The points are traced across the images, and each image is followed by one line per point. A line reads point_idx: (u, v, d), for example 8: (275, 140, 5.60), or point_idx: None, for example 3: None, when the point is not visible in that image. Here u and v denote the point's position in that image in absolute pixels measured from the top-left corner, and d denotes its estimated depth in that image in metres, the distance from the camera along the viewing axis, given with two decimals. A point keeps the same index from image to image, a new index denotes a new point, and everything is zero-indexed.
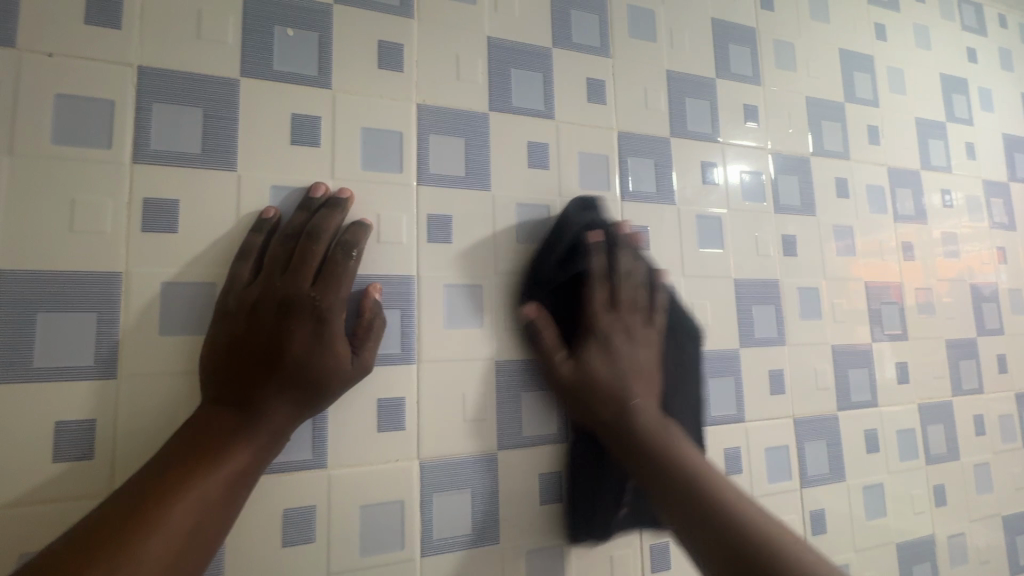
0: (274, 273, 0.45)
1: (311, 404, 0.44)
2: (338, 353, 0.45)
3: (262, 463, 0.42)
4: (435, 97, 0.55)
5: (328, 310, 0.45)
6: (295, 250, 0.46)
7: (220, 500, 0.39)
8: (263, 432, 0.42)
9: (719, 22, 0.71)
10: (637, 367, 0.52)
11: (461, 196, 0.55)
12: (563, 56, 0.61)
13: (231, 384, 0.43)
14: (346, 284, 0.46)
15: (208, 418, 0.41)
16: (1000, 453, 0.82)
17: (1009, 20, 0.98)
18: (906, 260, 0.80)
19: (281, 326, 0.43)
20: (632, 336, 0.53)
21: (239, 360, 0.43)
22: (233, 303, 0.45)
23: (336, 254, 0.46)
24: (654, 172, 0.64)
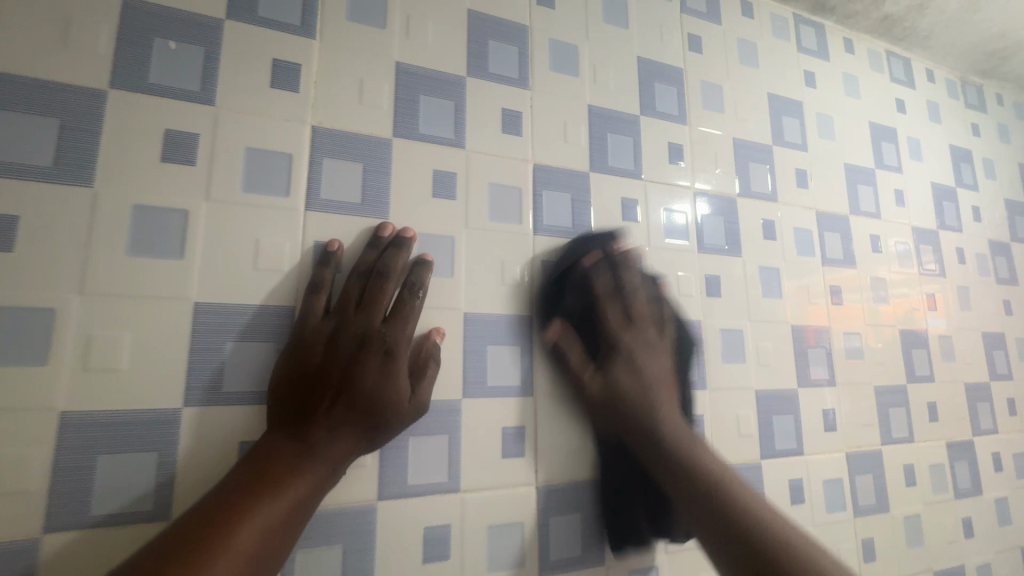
0: (347, 307, 0.47)
1: (370, 437, 0.46)
2: (400, 386, 0.47)
3: (325, 490, 0.43)
4: (332, 119, 0.53)
5: (395, 344, 0.47)
6: (366, 286, 0.48)
7: (280, 528, 0.40)
8: (325, 460, 0.43)
9: (645, 61, 0.71)
10: (660, 378, 0.55)
11: (353, 223, 0.52)
12: (478, 86, 0.60)
13: (294, 413, 0.44)
14: (412, 322, 0.49)
15: (276, 444, 0.43)
16: (931, 505, 0.80)
17: (936, 75, 1.02)
18: (834, 304, 0.79)
19: (351, 358, 0.45)
20: (649, 347, 0.57)
21: (313, 390, 0.45)
22: (307, 333, 0.46)
23: (405, 293, 0.49)
24: (570, 207, 0.63)
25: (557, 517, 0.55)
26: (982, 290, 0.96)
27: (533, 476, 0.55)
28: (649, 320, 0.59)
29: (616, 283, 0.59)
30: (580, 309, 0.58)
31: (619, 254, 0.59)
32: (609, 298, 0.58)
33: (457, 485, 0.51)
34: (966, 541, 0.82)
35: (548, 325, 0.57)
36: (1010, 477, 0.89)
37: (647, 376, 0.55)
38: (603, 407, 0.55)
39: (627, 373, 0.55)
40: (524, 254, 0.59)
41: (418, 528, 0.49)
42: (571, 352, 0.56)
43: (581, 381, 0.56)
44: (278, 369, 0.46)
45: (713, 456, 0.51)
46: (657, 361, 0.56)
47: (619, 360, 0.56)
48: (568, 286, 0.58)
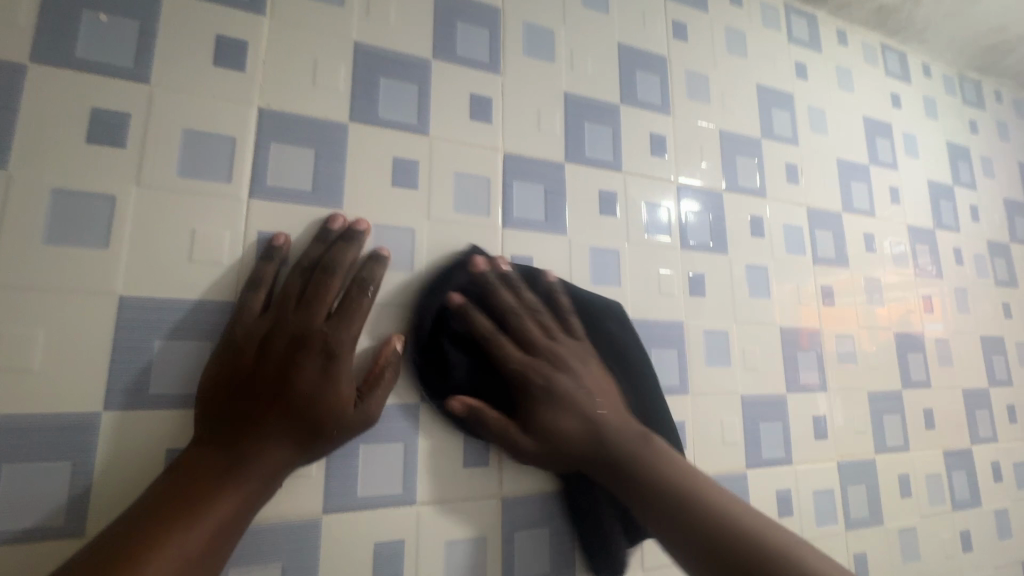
0: (287, 305, 0.43)
1: (309, 447, 0.42)
2: (343, 394, 0.42)
3: (253, 507, 0.39)
4: (282, 101, 0.49)
5: (338, 348, 0.43)
6: (310, 282, 0.44)
7: (204, 551, 0.36)
8: (255, 475, 0.39)
9: (626, 48, 0.68)
10: (592, 401, 0.50)
11: (302, 213, 0.48)
12: (444, 70, 0.56)
13: (224, 421, 0.40)
14: (360, 322, 0.44)
15: (202, 455, 0.39)
16: (927, 517, 0.76)
17: (932, 70, 0.99)
18: (825, 305, 0.76)
19: (287, 362, 0.41)
20: (580, 371, 0.50)
21: (243, 397, 0.40)
22: (242, 334, 0.42)
23: (352, 290, 0.45)
24: (543, 199, 0.59)
25: (523, 532, 0.51)
26: (981, 293, 0.92)
27: (498, 487, 0.51)
28: (539, 322, 0.51)
29: (513, 292, 0.51)
30: (483, 361, 0.50)
31: (489, 275, 0.51)
32: (507, 306, 0.50)
33: (413, 497, 0.47)
34: (964, 555, 0.78)
35: (453, 395, 0.49)
36: (1010, 488, 0.85)
37: (584, 401, 0.49)
38: (545, 460, 0.49)
39: (561, 389, 0.49)
40: (492, 249, 0.55)
41: (368, 544, 0.45)
42: (491, 412, 0.48)
43: (514, 444, 0.49)
44: (209, 373, 0.41)
45: (675, 459, 0.48)
46: (585, 371, 0.51)
47: (543, 396, 0.49)
48: (450, 356, 0.49)
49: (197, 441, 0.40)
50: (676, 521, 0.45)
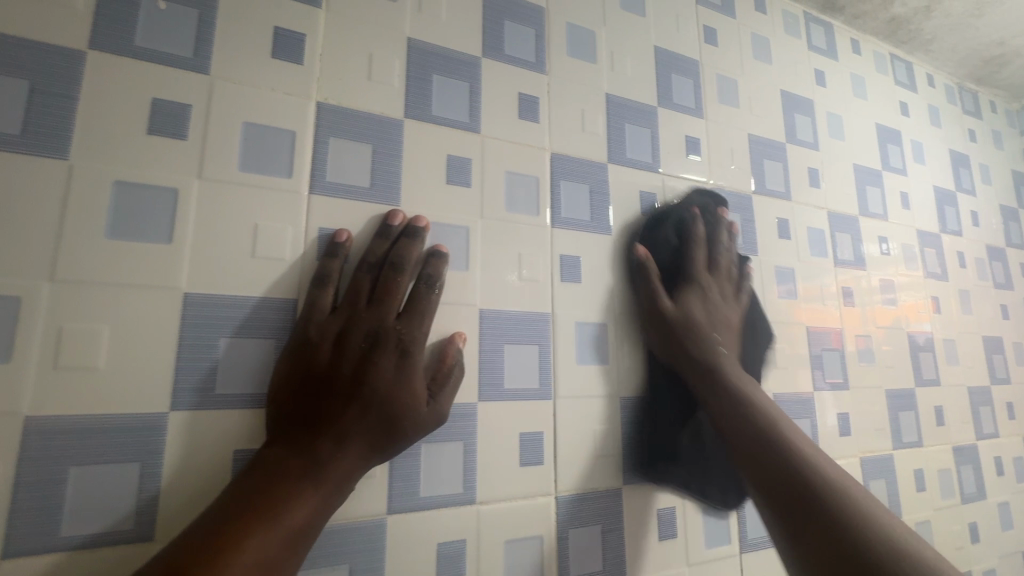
0: (358, 303, 0.43)
1: (384, 447, 0.41)
2: (416, 391, 0.43)
3: (330, 510, 0.38)
4: (339, 95, 0.48)
5: (411, 345, 0.43)
6: (378, 279, 0.44)
7: (282, 555, 0.35)
8: (331, 476, 0.38)
9: (662, 51, 0.69)
10: (727, 322, 0.59)
11: (361, 209, 0.47)
12: (493, 68, 0.56)
13: (300, 422, 0.39)
14: (428, 319, 0.44)
15: (276, 459, 0.38)
16: (939, 510, 0.79)
17: (935, 80, 1.03)
18: (846, 306, 0.78)
19: (363, 360, 0.41)
20: (723, 297, 0.61)
21: (319, 397, 0.40)
22: (315, 332, 0.42)
23: (420, 288, 0.45)
24: (589, 199, 0.59)
25: (576, 530, 0.51)
26: (981, 294, 0.97)
27: (552, 486, 0.51)
28: (731, 279, 0.63)
29: (709, 236, 0.63)
30: (669, 265, 0.61)
31: (716, 216, 0.64)
32: (701, 240, 0.62)
33: (473, 496, 0.47)
34: (973, 546, 0.81)
35: (634, 245, 0.60)
36: (1010, 481, 0.89)
37: (718, 314, 0.59)
38: (665, 334, 0.57)
39: (699, 305, 0.58)
40: (542, 248, 0.55)
41: (431, 544, 0.45)
42: (654, 281, 0.58)
43: (658, 304, 0.57)
44: (280, 374, 0.41)
45: (765, 398, 0.55)
46: (728, 308, 0.60)
47: (698, 292, 0.59)
48: (663, 234, 0.62)
49: (270, 444, 0.39)
50: (752, 447, 0.51)
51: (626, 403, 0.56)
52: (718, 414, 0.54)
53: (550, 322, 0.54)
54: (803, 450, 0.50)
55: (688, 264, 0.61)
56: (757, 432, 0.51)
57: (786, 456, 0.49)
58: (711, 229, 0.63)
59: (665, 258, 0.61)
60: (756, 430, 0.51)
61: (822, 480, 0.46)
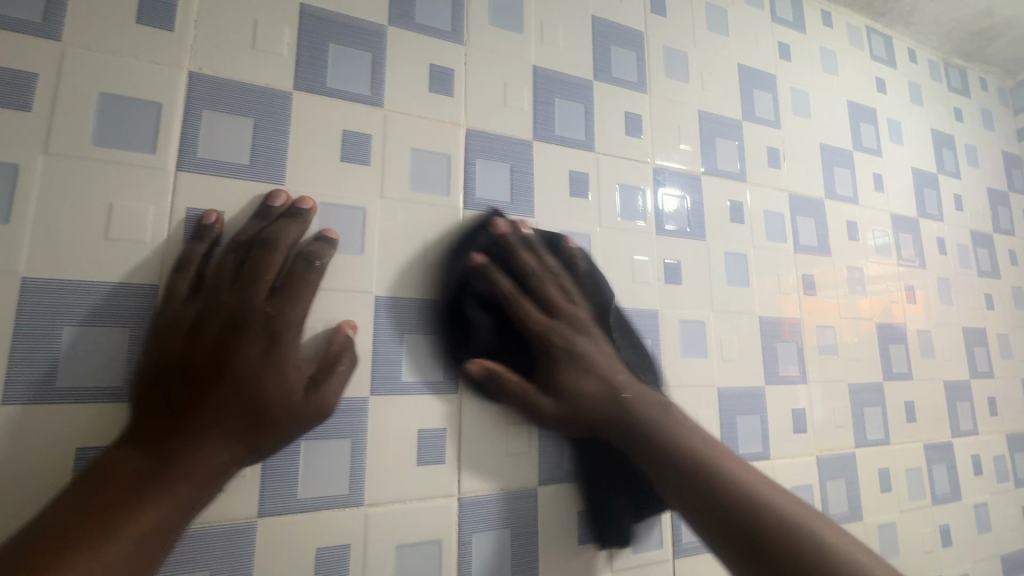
0: (220, 286, 0.40)
1: (253, 439, 0.38)
2: (289, 379, 0.39)
3: (186, 513, 0.35)
4: (216, 65, 0.44)
5: (283, 328, 0.39)
6: (247, 259, 0.41)
7: (128, 566, 0.31)
8: (187, 476, 0.35)
9: (600, 21, 0.64)
10: (608, 363, 0.50)
11: (238, 189, 0.44)
12: (401, 37, 0.52)
13: (155, 417, 0.36)
14: (305, 300, 0.41)
15: (119, 463, 0.34)
16: (906, 512, 0.74)
17: (918, 55, 0.96)
18: (807, 295, 0.73)
19: (222, 346, 0.38)
20: (596, 340, 0.50)
21: (174, 388, 0.37)
22: (169, 320, 0.38)
23: (294, 269, 0.41)
24: (509, 179, 0.55)
25: (481, 535, 0.48)
26: (963, 283, 0.91)
27: (454, 486, 0.47)
28: (575, 310, 0.51)
29: (515, 278, 0.50)
30: (506, 326, 0.50)
31: (501, 243, 0.50)
32: (542, 275, 0.51)
33: (360, 497, 0.44)
34: (944, 550, 0.76)
35: (472, 357, 0.49)
36: (990, 481, 0.84)
37: (604, 363, 0.49)
38: (564, 424, 0.49)
39: (581, 378, 0.49)
40: (451, 232, 0.51)
41: (309, 549, 0.42)
42: (507, 373, 0.48)
43: (523, 394, 0.48)
44: (137, 369, 0.38)
45: (691, 430, 0.47)
46: (597, 346, 0.50)
47: (564, 357, 0.49)
48: (471, 318, 0.49)
49: (122, 443, 0.36)
50: (705, 500, 0.44)
51: None
52: (646, 466, 0.47)
53: None
54: (753, 486, 0.43)
55: (514, 312, 0.49)
56: (682, 483, 0.45)
57: (713, 507, 0.43)
58: (514, 262, 0.50)
59: (461, 283, 0.49)
60: (699, 483, 0.44)
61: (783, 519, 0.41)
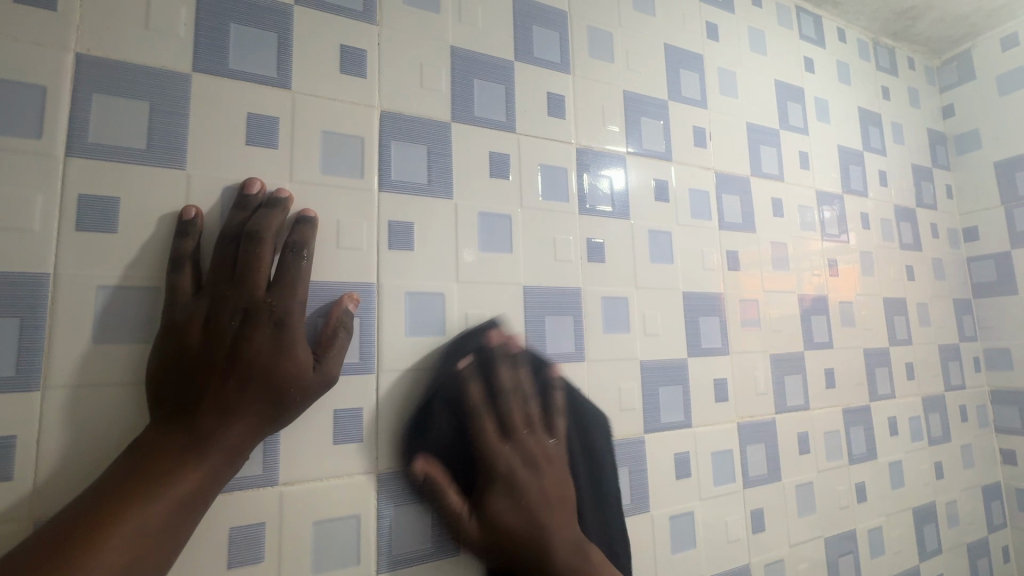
0: (220, 282, 0.42)
1: (273, 416, 0.42)
2: (298, 359, 0.43)
3: (216, 484, 0.39)
4: (106, 46, 0.43)
5: (287, 315, 0.43)
6: (238, 256, 0.43)
7: (165, 532, 0.36)
8: (215, 451, 0.39)
9: (522, 0, 0.64)
10: (551, 488, 0.51)
11: (134, 175, 0.43)
12: (309, 17, 0.51)
13: (180, 401, 0.40)
14: (302, 287, 0.44)
15: (152, 441, 0.38)
16: (824, 471, 0.79)
17: (847, 35, 0.99)
18: (731, 271, 0.76)
19: (236, 336, 0.41)
20: (542, 456, 0.52)
21: (194, 376, 0.40)
22: (180, 316, 0.41)
23: (286, 259, 0.44)
24: (425, 161, 0.55)
25: (400, 508, 0.49)
26: (885, 255, 0.95)
27: (373, 463, 0.49)
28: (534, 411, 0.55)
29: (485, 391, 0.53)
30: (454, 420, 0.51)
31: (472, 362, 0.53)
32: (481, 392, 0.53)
33: (276, 478, 0.45)
34: (858, 506, 0.82)
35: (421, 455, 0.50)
36: (904, 441, 0.90)
37: (537, 486, 0.51)
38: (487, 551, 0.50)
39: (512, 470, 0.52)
40: (365, 215, 0.51)
41: (222, 529, 0.43)
42: (451, 493, 0.50)
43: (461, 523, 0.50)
44: (156, 356, 0.41)
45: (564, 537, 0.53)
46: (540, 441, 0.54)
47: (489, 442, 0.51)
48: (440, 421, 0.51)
49: (154, 424, 0.39)
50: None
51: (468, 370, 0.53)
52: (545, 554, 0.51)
53: (373, 292, 0.51)
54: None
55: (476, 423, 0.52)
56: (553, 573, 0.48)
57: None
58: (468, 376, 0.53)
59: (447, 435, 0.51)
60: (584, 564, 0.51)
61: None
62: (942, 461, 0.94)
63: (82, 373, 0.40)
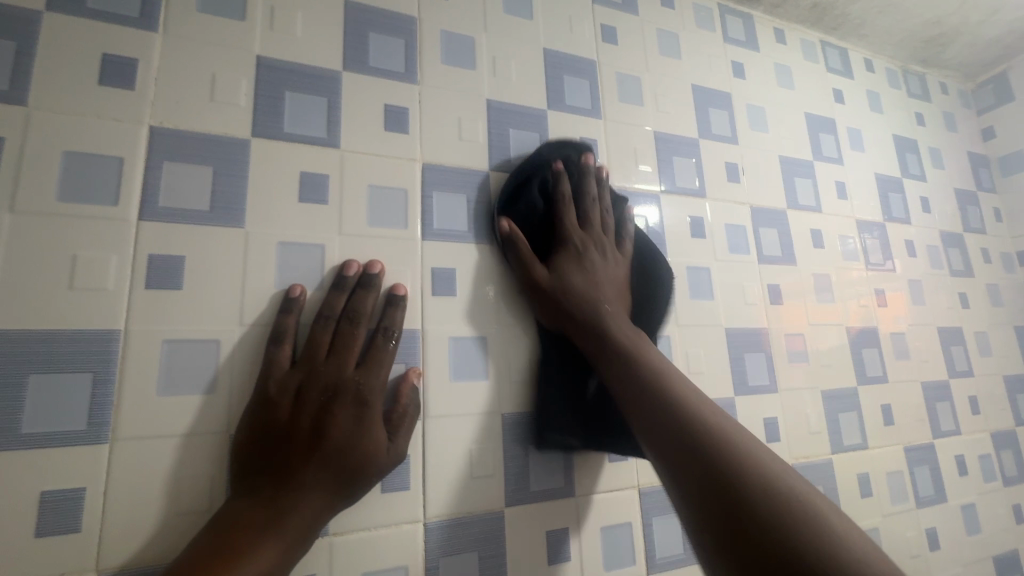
0: (316, 356, 0.44)
1: (346, 492, 0.42)
2: (375, 437, 0.44)
3: (292, 559, 0.39)
4: (175, 119, 0.47)
5: (370, 394, 0.44)
6: (337, 332, 0.46)
7: None
8: (293, 527, 0.39)
9: (552, 53, 0.67)
10: (613, 282, 0.55)
11: (199, 234, 0.46)
12: (356, 81, 0.55)
13: (264, 474, 0.41)
14: (386, 367, 0.46)
15: (237, 515, 0.39)
16: (890, 516, 0.74)
17: (875, 64, 0.99)
18: (775, 305, 0.74)
19: (323, 412, 0.43)
20: (605, 258, 0.57)
21: (279, 451, 0.41)
22: (274, 389, 0.43)
23: (377, 339, 0.47)
24: (466, 209, 0.57)
25: (448, 558, 0.48)
26: (935, 283, 0.92)
27: (420, 512, 0.48)
28: (606, 230, 0.59)
29: (579, 193, 0.59)
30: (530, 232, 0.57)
31: (579, 170, 0.60)
32: (569, 198, 0.58)
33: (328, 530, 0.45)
34: (931, 554, 0.76)
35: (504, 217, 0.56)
36: (976, 481, 0.84)
37: (596, 277, 0.55)
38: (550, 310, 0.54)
39: (578, 272, 0.54)
40: (410, 263, 0.53)
41: None
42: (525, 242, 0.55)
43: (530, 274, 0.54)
44: (242, 429, 0.42)
45: (666, 366, 0.49)
46: (607, 266, 0.56)
47: (573, 261, 0.55)
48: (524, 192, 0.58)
49: (237, 497, 0.40)
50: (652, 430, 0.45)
51: (510, 420, 0.54)
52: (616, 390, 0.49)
53: (418, 338, 0.51)
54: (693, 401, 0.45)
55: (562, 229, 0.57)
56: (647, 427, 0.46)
57: (670, 408, 0.45)
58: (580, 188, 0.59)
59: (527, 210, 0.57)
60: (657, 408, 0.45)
61: (711, 429, 0.43)
62: (1021, 504, 0.87)
63: (150, 426, 0.42)
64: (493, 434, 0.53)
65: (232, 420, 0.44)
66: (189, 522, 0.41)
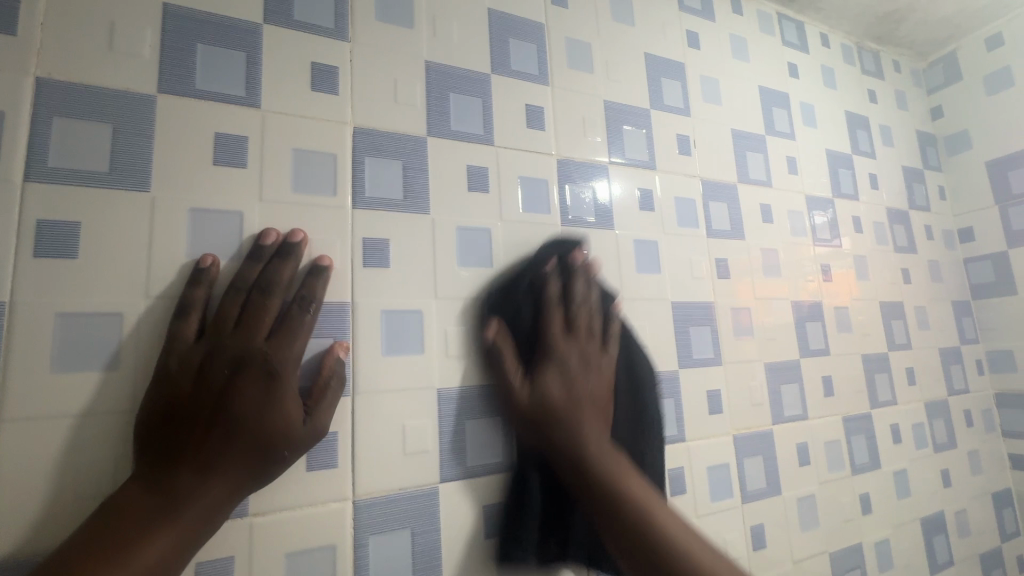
0: (224, 330, 0.42)
1: (254, 471, 0.40)
2: (289, 414, 0.42)
3: (194, 543, 0.37)
4: (66, 70, 0.43)
5: (282, 369, 0.42)
6: (249, 304, 0.43)
7: None
8: (192, 510, 0.37)
9: (497, 15, 0.64)
10: (591, 396, 0.52)
11: (96, 198, 0.42)
12: (278, 35, 0.51)
13: (165, 455, 0.38)
14: (302, 340, 0.44)
15: (131, 499, 0.37)
16: (826, 483, 0.76)
17: (831, 40, 0.99)
18: (722, 280, 0.74)
19: (228, 387, 0.40)
20: (587, 362, 0.54)
21: (180, 430, 0.39)
22: (177, 365, 0.40)
23: (294, 311, 0.44)
24: (401, 177, 0.54)
25: (379, 535, 0.47)
26: (879, 259, 0.94)
27: (348, 490, 0.47)
28: (591, 330, 0.56)
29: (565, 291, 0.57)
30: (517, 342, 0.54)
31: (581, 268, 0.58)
32: (555, 301, 0.55)
33: (247, 510, 0.43)
34: (863, 518, 0.79)
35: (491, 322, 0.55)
36: (908, 449, 0.87)
37: (579, 389, 0.52)
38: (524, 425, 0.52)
39: (559, 383, 0.51)
40: (339, 233, 0.50)
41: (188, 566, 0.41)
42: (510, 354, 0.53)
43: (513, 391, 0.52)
44: (146, 407, 0.40)
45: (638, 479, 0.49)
46: (589, 376, 0.53)
47: (553, 367, 0.52)
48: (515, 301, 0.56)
49: (135, 479, 0.38)
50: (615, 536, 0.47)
51: (446, 395, 0.52)
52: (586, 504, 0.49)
53: (348, 312, 0.49)
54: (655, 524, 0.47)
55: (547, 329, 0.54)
56: (627, 524, 0.47)
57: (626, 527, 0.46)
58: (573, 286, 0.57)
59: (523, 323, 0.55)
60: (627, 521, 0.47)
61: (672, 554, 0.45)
62: (949, 469, 0.92)
63: (41, 405, 0.38)
64: (428, 410, 0.51)
65: (135, 397, 0.41)
66: (87, 508, 0.39)
